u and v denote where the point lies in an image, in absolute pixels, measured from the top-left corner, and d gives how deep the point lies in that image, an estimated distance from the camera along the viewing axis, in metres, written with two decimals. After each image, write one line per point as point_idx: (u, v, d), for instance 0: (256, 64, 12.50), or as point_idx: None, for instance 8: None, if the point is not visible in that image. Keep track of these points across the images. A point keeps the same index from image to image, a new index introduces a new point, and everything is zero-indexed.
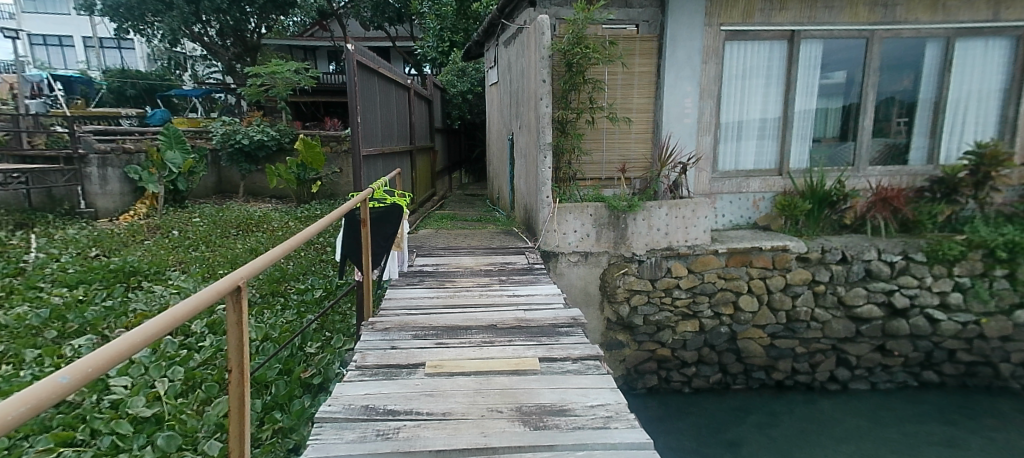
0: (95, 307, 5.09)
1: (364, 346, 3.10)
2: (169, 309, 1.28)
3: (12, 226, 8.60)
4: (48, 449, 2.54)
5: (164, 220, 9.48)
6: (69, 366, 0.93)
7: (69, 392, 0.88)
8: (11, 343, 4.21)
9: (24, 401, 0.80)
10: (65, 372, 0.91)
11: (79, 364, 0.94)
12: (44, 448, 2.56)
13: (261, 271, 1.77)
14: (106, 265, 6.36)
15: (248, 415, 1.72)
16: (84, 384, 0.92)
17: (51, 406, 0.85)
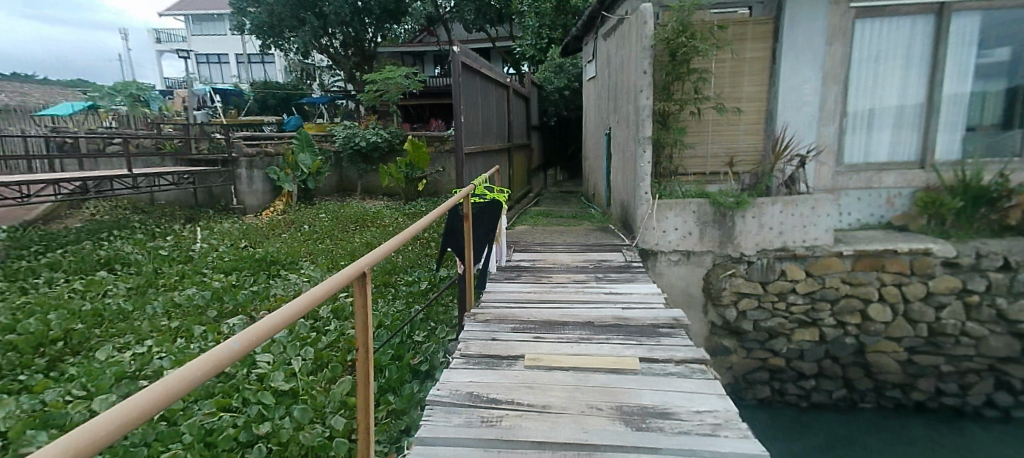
0: (245, 291, 5.88)
1: (466, 336, 3.25)
2: (310, 292, 1.48)
3: (183, 220, 10.24)
4: (212, 413, 3.00)
5: (297, 215, 10.57)
6: (238, 336, 1.14)
7: (237, 357, 1.09)
8: (185, 319, 5.03)
9: (205, 363, 1.01)
10: (235, 340, 1.12)
11: (245, 335, 1.14)
12: (209, 411, 3.01)
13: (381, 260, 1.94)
14: (253, 254, 7.30)
15: (373, 394, 1.89)
16: (248, 352, 1.13)
17: (224, 368, 1.06)
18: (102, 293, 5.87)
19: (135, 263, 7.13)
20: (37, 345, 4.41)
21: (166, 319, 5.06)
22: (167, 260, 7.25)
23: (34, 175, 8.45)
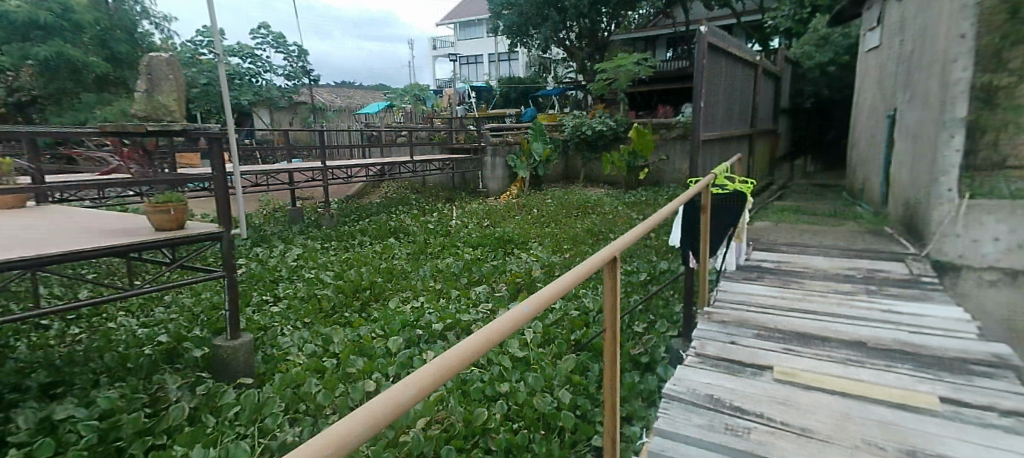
0: (487, 265, 6.69)
1: (702, 335, 3.07)
2: (576, 268, 1.59)
3: (444, 201, 12.14)
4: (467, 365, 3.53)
5: (529, 199, 11.50)
6: (528, 300, 1.34)
7: (528, 318, 1.28)
8: (445, 284, 6.03)
9: (509, 321, 1.22)
10: (526, 304, 1.31)
11: (535, 301, 1.33)
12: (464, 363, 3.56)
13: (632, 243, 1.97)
14: (494, 233, 8.24)
15: (619, 378, 1.94)
16: (536, 315, 1.31)
17: (519, 326, 1.25)
18: (390, 256, 7.50)
19: (411, 234, 8.88)
20: (354, 291, 5.95)
21: (431, 281, 6.22)
22: (432, 233, 8.78)
23: (353, 162, 11.37)
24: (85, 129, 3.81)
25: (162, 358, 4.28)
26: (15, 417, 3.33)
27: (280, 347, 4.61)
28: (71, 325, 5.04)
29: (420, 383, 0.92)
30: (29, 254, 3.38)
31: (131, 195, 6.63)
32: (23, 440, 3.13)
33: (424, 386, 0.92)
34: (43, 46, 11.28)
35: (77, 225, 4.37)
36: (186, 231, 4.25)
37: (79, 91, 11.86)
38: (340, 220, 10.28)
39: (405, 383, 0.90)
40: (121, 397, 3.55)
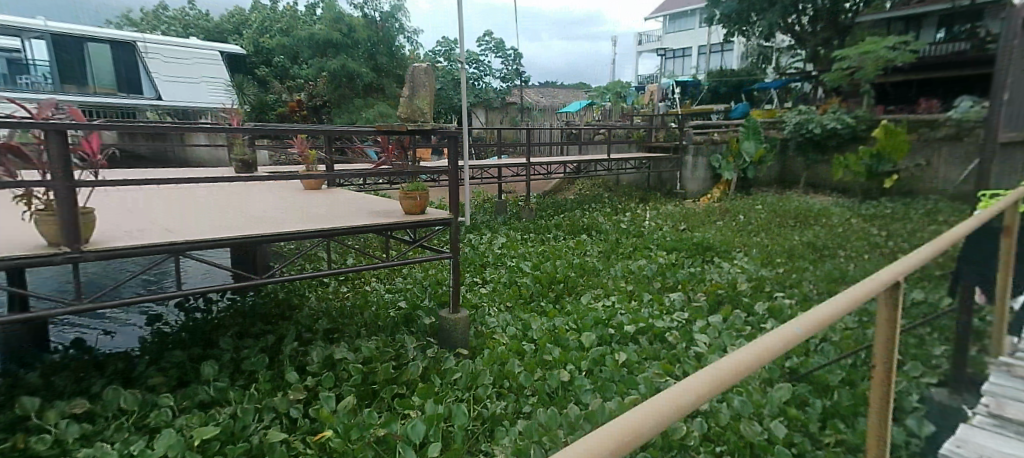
0: (683, 271, 6.38)
1: (997, 392, 2.69)
2: (852, 289, 1.40)
3: (638, 198, 12.41)
4: (661, 373, 3.72)
5: (734, 204, 10.49)
6: (801, 319, 1.21)
7: (800, 339, 1.15)
8: (638, 285, 5.95)
9: (783, 338, 1.12)
10: (797, 324, 1.18)
11: (808, 320, 1.19)
12: (659, 371, 3.75)
13: (916, 270, 1.67)
14: (691, 239, 7.84)
15: (893, 398, 1.81)
16: (808, 335, 1.18)
17: (791, 347, 1.14)
18: (583, 252, 7.69)
19: (605, 232, 8.92)
20: (549, 283, 6.21)
21: (624, 281, 6.16)
22: (625, 232, 8.71)
23: (555, 159, 11.93)
24: (366, 127, 4.68)
25: (400, 322, 5.08)
26: (307, 352, 4.32)
27: (487, 327, 5.06)
28: (340, 285, 6.34)
29: (699, 389, 0.89)
30: (326, 226, 4.34)
31: (381, 184, 8.00)
32: (312, 371, 4.04)
33: (703, 393, 0.89)
34: (331, 61, 14.30)
35: (352, 205, 5.44)
36: (428, 216, 4.95)
37: (351, 95, 14.71)
38: (539, 214, 10.86)
39: (685, 387, 0.88)
40: (372, 349, 4.32)
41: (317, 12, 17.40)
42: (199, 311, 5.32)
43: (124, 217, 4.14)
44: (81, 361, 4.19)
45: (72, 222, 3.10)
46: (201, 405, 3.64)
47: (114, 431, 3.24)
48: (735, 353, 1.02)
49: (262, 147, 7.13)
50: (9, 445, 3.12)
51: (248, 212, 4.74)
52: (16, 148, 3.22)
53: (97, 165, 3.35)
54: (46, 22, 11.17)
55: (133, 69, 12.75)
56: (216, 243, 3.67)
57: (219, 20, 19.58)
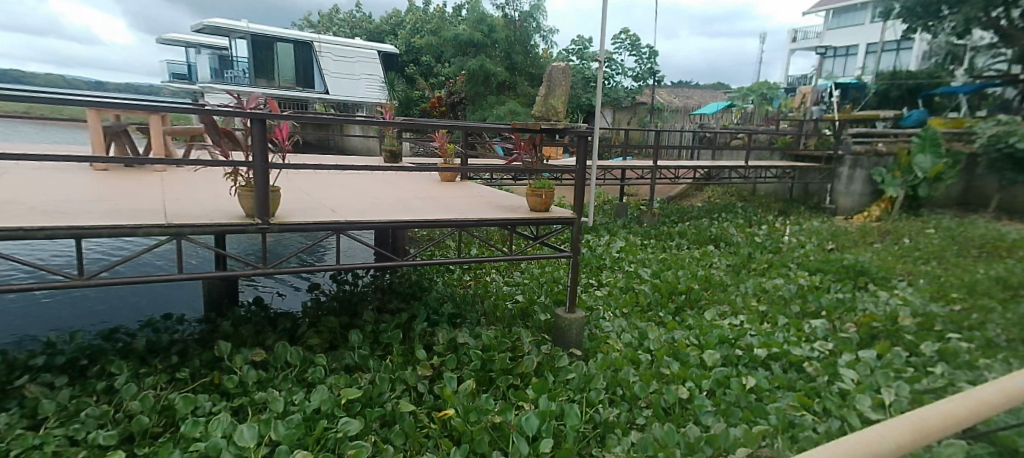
0: (829, 296, 5.68)
1: None
2: None
3: (777, 212, 11.33)
4: (795, 406, 3.40)
5: (897, 224, 9.13)
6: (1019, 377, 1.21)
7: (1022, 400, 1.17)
8: (772, 306, 5.46)
9: (1000, 396, 1.16)
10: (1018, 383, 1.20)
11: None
12: (793, 403, 3.43)
13: None
14: (842, 260, 6.97)
15: None
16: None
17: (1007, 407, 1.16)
18: (710, 264, 7.26)
19: (735, 245, 8.30)
20: (669, 293, 5.94)
21: (754, 301, 5.68)
22: (759, 247, 8.03)
23: (683, 163, 11.50)
24: (501, 125, 4.80)
25: (518, 314, 5.22)
26: (435, 332, 4.64)
27: (602, 330, 5.00)
28: (464, 273, 6.69)
29: (896, 436, 1.00)
30: (460, 217, 4.60)
31: (508, 181, 8.25)
32: (439, 351, 4.34)
33: (902, 441, 0.99)
34: (471, 60, 14.97)
35: (483, 198, 5.69)
36: (552, 214, 4.99)
37: (486, 93, 15.33)
38: (662, 219, 10.53)
39: (881, 432, 1.00)
40: (493, 337, 4.50)
41: (463, 12, 18.32)
42: (347, 284, 5.98)
43: (297, 197, 4.76)
44: (259, 316, 4.95)
45: (266, 197, 3.65)
46: (347, 367, 4.11)
47: (281, 381, 3.79)
48: (930, 407, 1.09)
49: (407, 139, 7.71)
50: (209, 380, 3.84)
51: (394, 199, 5.19)
52: (232, 131, 3.93)
53: (285, 149, 3.93)
54: (250, 26, 15.08)
55: (308, 63, 16.24)
56: (368, 226, 4.07)
57: (379, 22, 21.61)
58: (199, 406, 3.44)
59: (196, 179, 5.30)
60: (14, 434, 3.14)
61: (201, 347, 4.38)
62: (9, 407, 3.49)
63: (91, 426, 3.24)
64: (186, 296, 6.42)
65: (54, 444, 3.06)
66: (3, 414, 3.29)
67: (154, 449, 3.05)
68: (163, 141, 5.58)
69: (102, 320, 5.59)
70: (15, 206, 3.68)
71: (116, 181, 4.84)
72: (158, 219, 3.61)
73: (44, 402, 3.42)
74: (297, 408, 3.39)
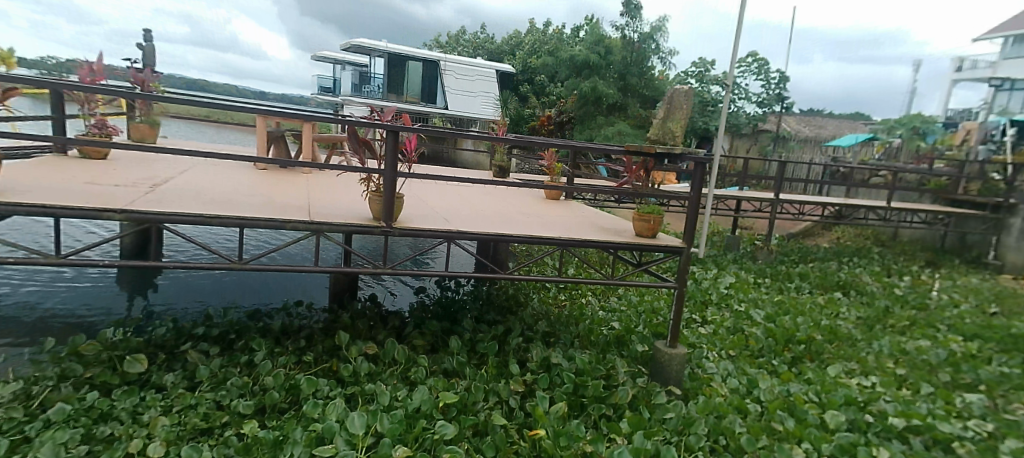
0: (991, 368, 4.80)
1: None
2: None
3: (924, 262, 9.92)
4: None
5: None
6: None
7: None
8: (913, 371, 4.75)
9: None
10: None
11: None
12: None
13: None
14: (1011, 327, 5.87)
15: None
16: None
17: None
18: (836, 313, 6.51)
19: (869, 295, 7.37)
20: (786, 341, 5.42)
21: (891, 362, 4.97)
22: (900, 301, 7.05)
23: (809, 199, 10.54)
24: (614, 146, 4.72)
25: (613, 341, 5.07)
26: (530, 349, 4.65)
27: (704, 371, 4.67)
28: (560, 292, 6.64)
29: None
30: (564, 236, 4.59)
31: (613, 204, 8.08)
32: (532, 368, 4.33)
33: None
34: (585, 81, 14.98)
35: (588, 219, 5.63)
36: (659, 242, 4.80)
37: (597, 114, 15.23)
38: (779, 257, 9.71)
39: None
40: (587, 361, 4.41)
41: (582, 33, 18.50)
42: (449, 290, 6.22)
43: (414, 204, 5.07)
44: (371, 312, 5.32)
45: (391, 202, 3.93)
46: (445, 372, 4.26)
47: (387, 376, 4.03)
48: None
49: (517, 156, 7.88)
50: (327, 367, 4.21)
51: (502, 213, 5.32)
52: (369, 141, 4.31)
53: (411, 160, 4.22)
54: (387, 46, 16.73)
55: (433, 81, 17.59)
56: (476, 237, 4.20)
57: (500, 42, 22.53)
58: (318, 389, 3.77)
59: (332, 182, 5.87)
60: (177, 392, 3.69)
61: (322, 334, 4.81)
62: (175, 367, 4.11)
63: (233, 394, 3.69)
64: (312, 286, 7.10)
65: (206, 406, 3.55)
66: (171, 375, 3.90)
67: (280, 423, 3.40)
68: (311, 147, 6.23)
69: (246, 300, 6.37)
70: (195, 196, 4.35)
71: (270, 179, 5.52)
72: (302, 215, 4.05)
73: (200, 367, 3.98)
74: (399, 404, 3.57)
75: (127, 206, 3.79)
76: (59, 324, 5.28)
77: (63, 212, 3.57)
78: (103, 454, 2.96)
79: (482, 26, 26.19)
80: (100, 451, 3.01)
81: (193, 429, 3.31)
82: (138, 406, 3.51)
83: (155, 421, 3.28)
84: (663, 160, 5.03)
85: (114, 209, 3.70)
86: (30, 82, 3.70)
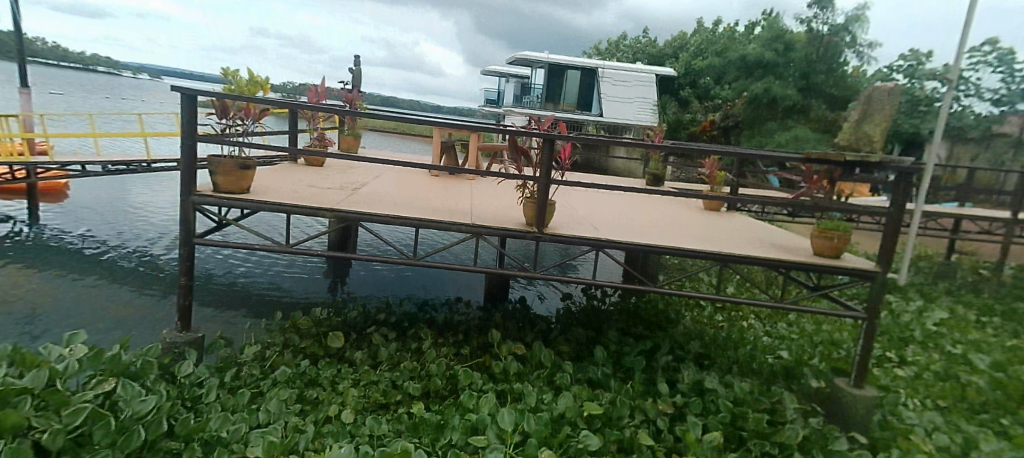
0: None
1: None
2: None
3: None
4: None
5: None
6: None
7: None
8: None
9: None
10: None
11: None
12: None
13: None
14: None
15: None
16: None
17: None
18: None
19: None
20: None
21: None
22: None
23: None
24: (790, 153, 4.21)
25: (779, 372, 4.53)
26: (681, 369, 4.38)
27: (902, 421, 3.85)
28: (716, 312, 6.13)
29: None
30: (725, 251, 4.24)
31: (786, 217, 7.22)
32: (682, 390, 4.06)
33: None
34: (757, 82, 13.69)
35: (754, 234, 5.13)
36: (841, 263, 4.17)
37: (769, 118, 13.79)
38: (1014, 291, 7.76)
39: None
40: (749, 390, 4.02)
41: (758, 30, 16.97)
42: (596, 299, 6.14)
43: (566, 211, 5.13)
44: (521, 314, 5.50)
45: (543, 209, 4.03)
46: (590, 381, 4.22)
47: (535, 378, 4.12)
48: None
49: (675, 163, 7.49)
50: (481, 362, 4.47)
51: (656, 223, 5.10)
52: (527, 149, 4.47)
53: (565, 168, 4.28)
54: (550, 56, 17.44)
55: (590, 89, 17.78)
56: (626, 247, 4.09)
57: (663, 45, 21.74)
58: (473, 382, 3.99)
59: (493, 188, 6.23)
60: (363, 368, 4.24)
61: (478, 330, 5.12)
62: (362, 346, 4.74)
63: (405, 376, 4.12)
64: (470, 284, 7.60)
65: (384, 383, 4.02)
66: (361, 353, 4.49)
67: (442, 408, 3.70)
68: (476, 155, 6.69)
69: (414, 293, 7.06)
70: (380, 198, 4.96)
71: (441, 184, 6.06)
72: (465, 219, 4.36)
73: (382, 350, 4.50)
74: (546, 407, 3.62)
75: (334, 206, 4.47)
76: (280, 300, 6.45)
77: (287, 209, 4.35)
78: (311, 413, 3.53)
79: (645, 30, 25.58)
80: (309, 410, 3.59)
81: (374, 402, 3.79)
82: (336, 376, 4.11)
83: (348, 391, 3.82)
84: (853, 169, 4.33)
85: (325, 208, 4.40)
86: (276, 104, 4.58)
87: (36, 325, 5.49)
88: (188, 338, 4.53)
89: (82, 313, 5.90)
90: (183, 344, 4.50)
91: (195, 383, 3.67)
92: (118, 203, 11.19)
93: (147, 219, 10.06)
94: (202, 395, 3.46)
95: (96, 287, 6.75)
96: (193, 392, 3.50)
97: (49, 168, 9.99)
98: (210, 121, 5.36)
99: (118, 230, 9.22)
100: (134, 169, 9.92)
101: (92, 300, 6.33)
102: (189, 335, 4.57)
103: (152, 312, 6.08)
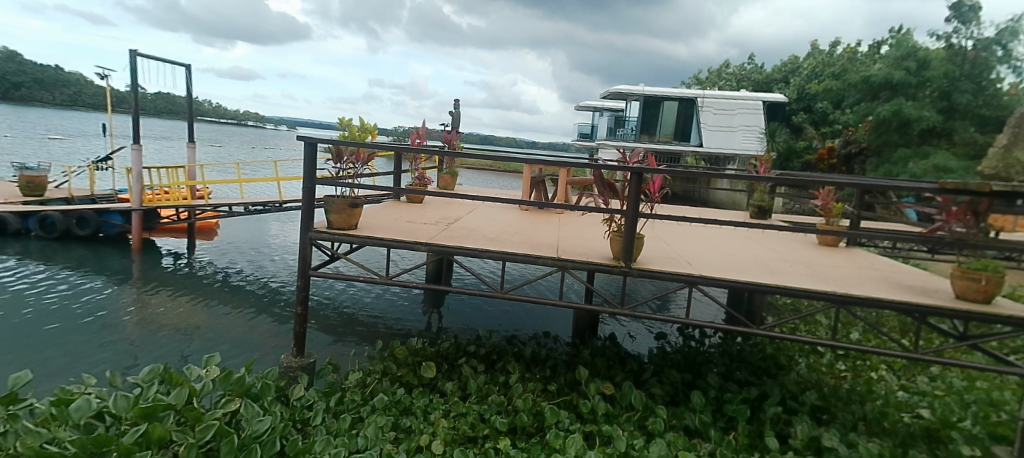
0: None
1: None
2: None
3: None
4: None
5: None
6: None
7: None
8: None
9: None
10: None
11: None
12: None
13: None
14: None
15: None
16: None
17: None
18: None
19: None
20: None
21: None
22: None
23: None
24: (920, 183, 3.68)
25: (917, 433, 3.69)
26: (792, 423, 3.89)
27: None
28: (839, 360, 5.47)
29: None
30: (840, 291, 3.79)
31: (924, 255, 6.34)
32: (795, 446, 3.56)
33: None
34: (884, 105, 12.35)
35: (879, 273, 4.54)
36: (992, 310, 3.51)
37: (901, 144, 12.36)
38: None
39: None
40: (877, 452, 3.32)
41: (881, 49, 15.62)
42: (694, 340, 5.75)
43: (658, 245, 4.93)
44: (612, 352, 5.32)
45: (632, 243, 3.89)
46: (686, 429, 3.90)
47: (624, 421, 3.91)
48: None
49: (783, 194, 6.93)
50: (568, 401, 4.36)
51: (758, 259, 4.72)
52: (615, 183, 4.36)
53: (656, 201, 4.13)
54: (645, 89, 17.33)
55: (689, 120, 17.23)
56: (723, 284, 3.81)
57: (772, 71, 20.64)
58: (558, 422, 3.85)
59: (584, 223, 6.19)
60: (453, 399, 4.31)
61: (567, 367, 5.03)
62: (453, 377, 4.85)
63: (493, 410, 4.11)
64: (561, 320, 7.54)
65: (472, 416, 4.02)
66: (450, 385, 4.57)
67: (528, 446, 3.61)
68: (565, 189, 6.74)
69: (507, 325, 7.18)
70: (473, 233, 5.13)
71: (530, 220, 6.14)
72: (553, 254, 4.33)
73: (471, 382, 4.56)
74: (636, 454, 3.37)
75: (430, 240, 4.69)
76: (383, 329, 6.84)
77: (388, 244, 4.65)
78: (404, 441, 3.62)
79: (751, 56, 24.43)
80: (402, 438, 3.69)
81: (463, 434, 3.79)
82: (428, 406, 4.20)
83: (438, 421, 3.88)
84: (1005, 199, 3.69)
85: (421, 242, 4.63)
86: (383, 147, 4.93)
87: (182, 347, 6.28)
88: (301, 363, 4.94)
89: (219, 337, 6.65)
90: (296, 368, 4.90)
91: (305, 406, 3.95)
92: (257, 239, 12.75)
93: (277, 255, 11.32)
94: (310, 418, 3.73)
95: (230, 314, 7.65)
96: (303, 415, 3.80)
97: (205, 209, 11.62)
98: (328, 165, 5.93)
99: (255, 264, 10.48)
100: (269, 208, 11.23)
101: (228, 325, 7.16)
102: (302, 361, 4.98)
103: (274, 338, 6.72)
